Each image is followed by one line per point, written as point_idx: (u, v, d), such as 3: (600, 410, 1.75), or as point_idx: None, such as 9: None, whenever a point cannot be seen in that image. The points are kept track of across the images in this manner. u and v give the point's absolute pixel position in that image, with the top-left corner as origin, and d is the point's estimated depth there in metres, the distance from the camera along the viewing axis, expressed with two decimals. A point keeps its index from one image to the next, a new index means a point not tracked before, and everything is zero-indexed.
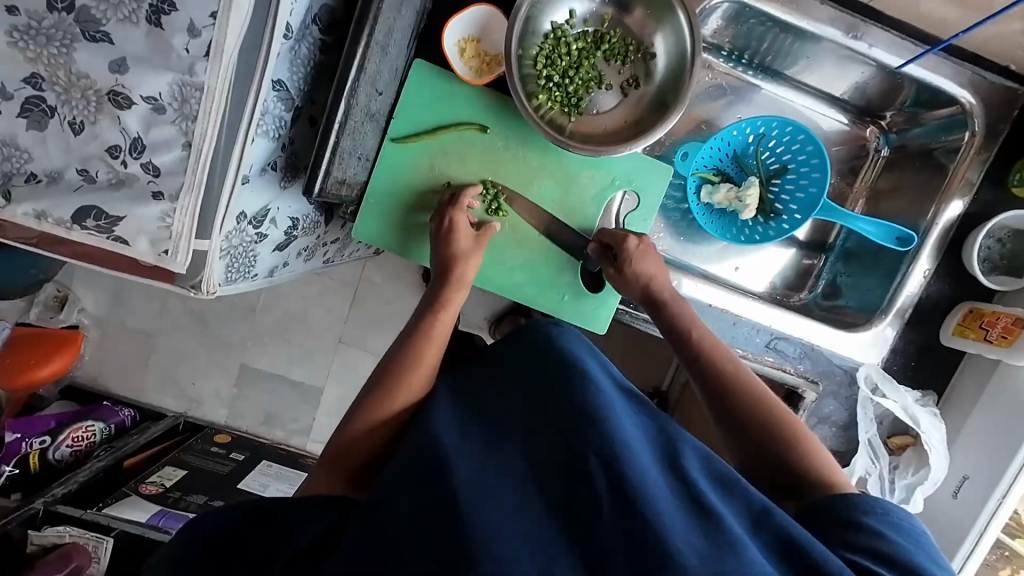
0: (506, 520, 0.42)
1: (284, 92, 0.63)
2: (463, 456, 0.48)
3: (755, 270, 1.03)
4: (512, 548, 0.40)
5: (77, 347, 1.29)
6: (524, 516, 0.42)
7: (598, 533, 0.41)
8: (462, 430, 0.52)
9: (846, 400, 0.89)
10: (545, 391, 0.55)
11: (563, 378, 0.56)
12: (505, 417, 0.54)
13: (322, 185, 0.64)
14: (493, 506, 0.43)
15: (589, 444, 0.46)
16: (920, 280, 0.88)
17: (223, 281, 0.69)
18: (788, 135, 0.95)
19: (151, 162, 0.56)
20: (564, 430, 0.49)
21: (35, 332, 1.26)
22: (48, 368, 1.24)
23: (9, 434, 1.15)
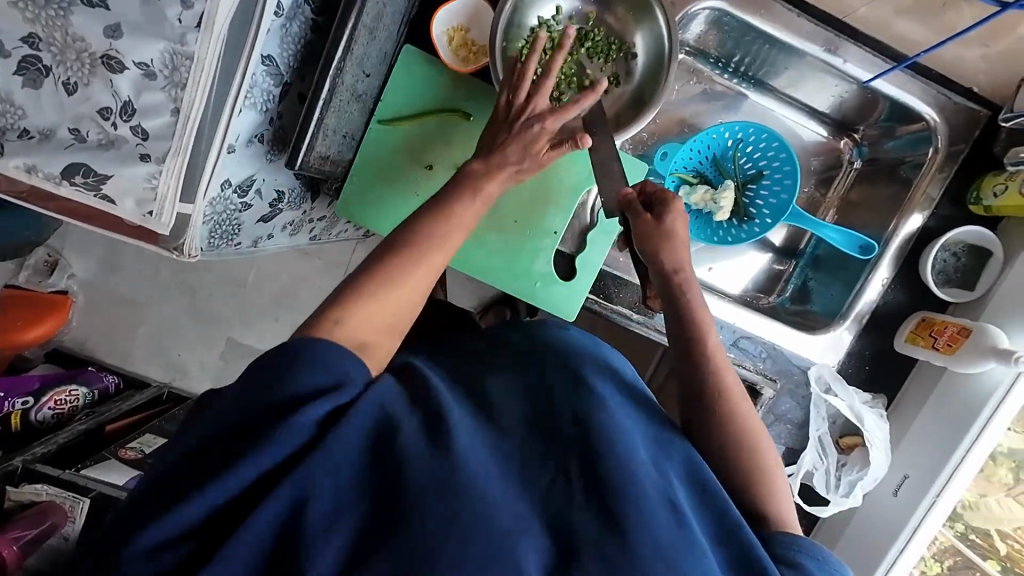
0: (492, 488, 0.42)
1: (273, 67, 0.66)
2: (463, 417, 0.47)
3: (728, 271, 1.07)
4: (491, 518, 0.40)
5: (66, 313, 1.30)
6: (506, 484, 0.43)
7: (573, 512, 0.42)
8: (454, 393, 0.52)
9: (802, 399, 0.93)
10: (551, 371, 0.55)
11: (568, 363, 0.56)
12: (503, 384, 0.54)
13: (304, 159, 0.67)
14: (482, 473, 0.43)
15: (586, 433, 0.47)
16: (879, 288, 0.92)
17: (206, 246, 0.72)
18: (765, 142, 0.98)
19: (140, 125, 0.59)
20: (559, 411, 0.50)
21: (23, 296, 1.28)
22: (37, 331, 1.26)
23: None
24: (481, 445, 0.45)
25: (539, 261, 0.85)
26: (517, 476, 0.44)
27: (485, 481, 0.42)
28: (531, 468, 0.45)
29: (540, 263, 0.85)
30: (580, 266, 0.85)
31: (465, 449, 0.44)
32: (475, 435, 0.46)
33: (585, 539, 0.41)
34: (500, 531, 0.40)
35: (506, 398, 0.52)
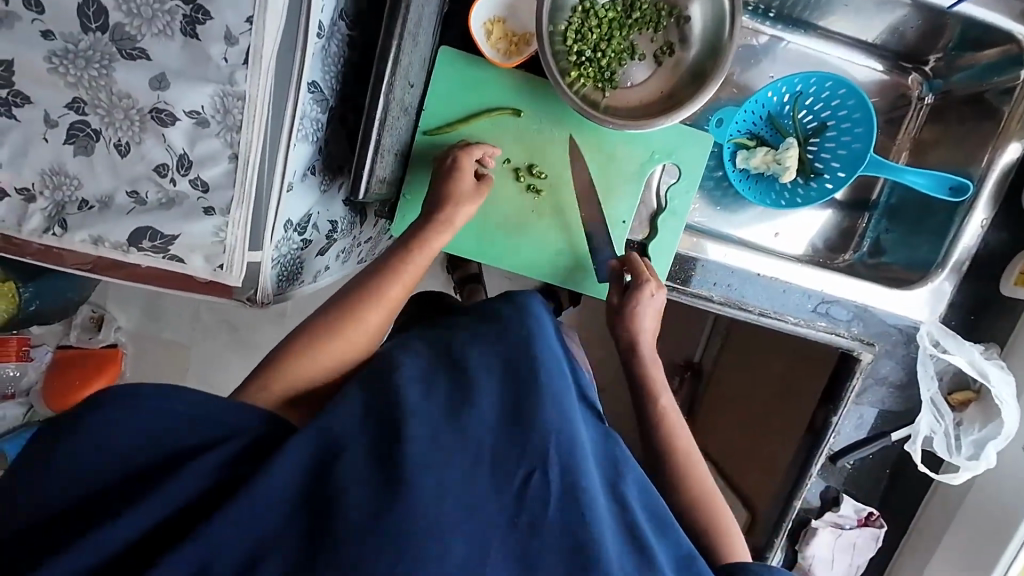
0: (449, 491, 0.43)
1: (319, 93, 0.62)
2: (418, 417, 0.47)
3: (794, 232, 1.00)
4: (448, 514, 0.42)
5: (118, 365, 1.29)
6: (469, 488, 0.44)
7: (536, 537, 0.44)
8: (425, 395, 0.50)
9: (904, 359, 0.88)
10: (516, 376, 0.53)
11: (532, 369, 0.54)
12: (469, 377, 0.53)
13: (366, 186, 0.63)
14: (433, 475, 0.43)
15: (547, 440, 0.48)
16: (977, 231, 0.85)
17: (276, 291, 0.69)
18: (828, 91, 0.91)
19: (199, 177, 0.56)
20: (522, 425, 0.49)
21: (74, 356, 1.29)
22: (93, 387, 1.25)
23: None
24: (441, 452, 0.45)
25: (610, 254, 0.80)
26: (484, 493, 0.44)
27: (443, 501, 0.42)
28: (499, 481, 0.45)
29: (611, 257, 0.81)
30: (654, 254, 0.80)
31: (424, 464, 0.43)
32: (435, 441, 0.46)
33: (547, 564, 0.43)
34: (462, 554, 0.41)
35: (477, 394, 0.51)
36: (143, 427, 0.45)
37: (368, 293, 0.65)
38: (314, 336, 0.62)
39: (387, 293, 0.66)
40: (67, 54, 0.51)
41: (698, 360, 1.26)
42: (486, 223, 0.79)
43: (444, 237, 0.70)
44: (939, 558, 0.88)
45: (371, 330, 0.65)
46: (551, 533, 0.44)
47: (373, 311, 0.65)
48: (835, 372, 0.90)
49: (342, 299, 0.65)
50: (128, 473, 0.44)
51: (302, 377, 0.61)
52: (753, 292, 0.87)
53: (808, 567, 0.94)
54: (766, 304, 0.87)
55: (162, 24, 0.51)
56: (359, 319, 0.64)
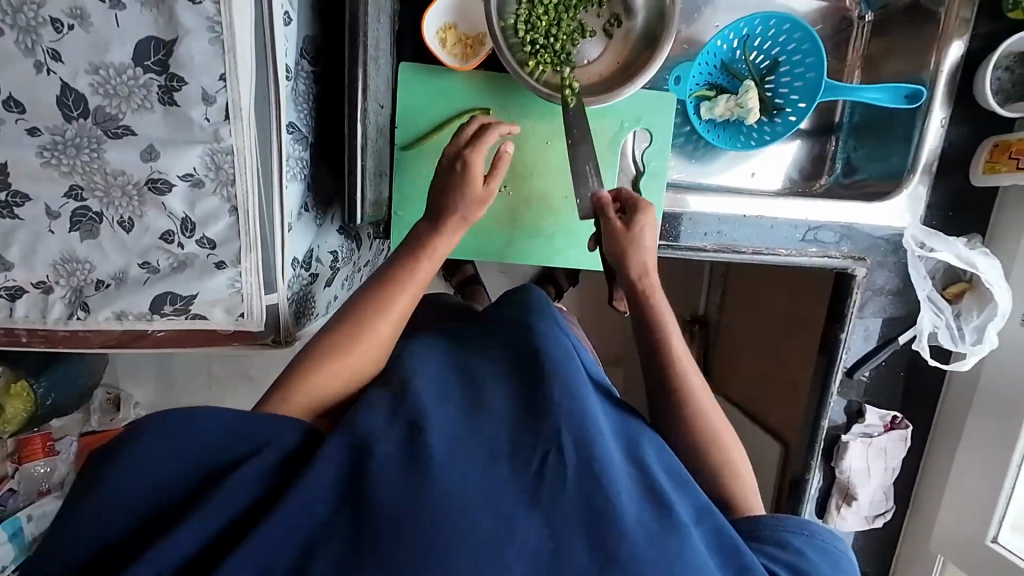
0: (473, 473, 0.46)
1: (298, 132, 0.64)
2: (439, 417, 0.51)
3: (770, 169, 1.04)
4: (473, 499, 0.44)
5: None
6: (494, 468, 0.47)
7: (557, 508, 0.45)
8: (439, 399, 0.54)
9: (896, 267, 0.93)
10: (527, 373, 0.57)
11: (537, 360, 0.58)
12: (484, 384, 0.57)
13: (362, 210, 0.66)
14: (457, 466, 0.46)
15: (561, 420, 0.50)
16: (939, 131, 0.89)
17: (296, 327, 0.71)
18: (773, 28, 0.94)
19: (204, 236, 0.58)
20: (533, 413, 0.52)
21: (102, 439, 1.26)
22: None
23: None
24: (464, 452, 0.48)
25: None
26: (503, 477, 0.46)
27: (470, 486, 0.45)
28: (518, 465, 0.47)
29: None
30: None
31: (448, 459, 0.47)
32: (457, 439, 0.49)
33: (575, 542, 0.44)
34: (493, 526, 0.43)
35: (490, 398, 0.55)
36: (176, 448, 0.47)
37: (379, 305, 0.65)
38: (329, 352, 0.61)
39: (395, 304, 0.66)
40: (56, 145, 0.53)
41: (704, 312, 1.35)
42: (479, 221, 0.82)
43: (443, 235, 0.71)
44: (966, 443, 0.92)
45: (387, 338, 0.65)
46: (569, 501, 0.45)
47: (382, 321, 0.64)
48: (835, 293, 0.94)
49: (349, 315, 0.65)
50: (163, 492, 0.47)
51: (322, 390, 0.60)
52: (743, 233, 0.91)
53: (846, 480, 0.98)
54: (757, 243, 0.91)
55: (141, 98, 0.53)
56: (372, 331, 0.63)
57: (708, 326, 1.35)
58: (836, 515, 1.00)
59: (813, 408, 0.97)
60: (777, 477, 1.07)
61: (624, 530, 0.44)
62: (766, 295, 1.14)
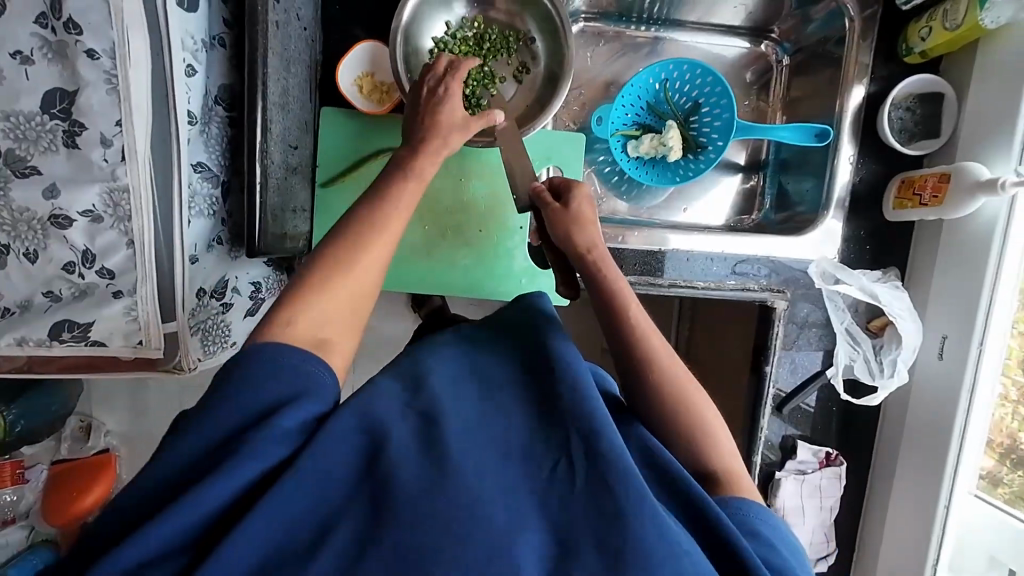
0: (482, 470, 0.44)
1: (207, 171, 0.69)
2: (456, 407, 0.49)
3: (707, 206, 1.07)
4: (485, 492, 0.42)
5: (113, 468, 1.33)
6: (503, 466, 0.44)
7: (565, 508, 0.43)
8: (454, 391, 0.51)
9: (817, 299, 0.93)
10: (534, 370, 0.53)
11: (546, 357, 0.53)
12: (497, 379, 0.54)
13: (263, 243, 0.69)
14: (468, 459, 0.44)
15: (571, 418, 0.47)
16: (850, 167, 0.91)
17: (202, 355, 0.73)
18: (689, 73, 1.00)
19: (103, 267, 0.62)
20: (547, 416, 0.48)
21: (70, 468, 1.31)
22: (93, 495, 1.29)
23: None
24: (477, 445, 0.46)
25: (516, 259, 0.86)
26: (515, 474, 0.44)
27: (485, 481, 0.43)
28: (528, 463, 0.45)
29: (519, 260, 0.87)
30: None
31: (462, 452, 0.45)
32: (467, 427, 0.47)
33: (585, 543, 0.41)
34: (502, 523, 0.41)
35: (499, 395, 0.51)
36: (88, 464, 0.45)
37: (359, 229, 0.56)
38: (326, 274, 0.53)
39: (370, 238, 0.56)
40: None
41: None
42: (399, 254, 0.85)
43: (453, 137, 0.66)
44: (900, 482, 0.89)
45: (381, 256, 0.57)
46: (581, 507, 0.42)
47: (373, 253, 0.55)
48: (760, 323, 0.94)
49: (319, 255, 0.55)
50: None
51: (314, 323, 0.52)
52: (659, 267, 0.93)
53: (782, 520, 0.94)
54: (674, 275, 0.93)
55: (47, 142, 0.58)
56: (368, 251, 0.55)
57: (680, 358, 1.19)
58: None
59: (744, 448, 0.95)
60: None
61: (643, 536, 0.41)
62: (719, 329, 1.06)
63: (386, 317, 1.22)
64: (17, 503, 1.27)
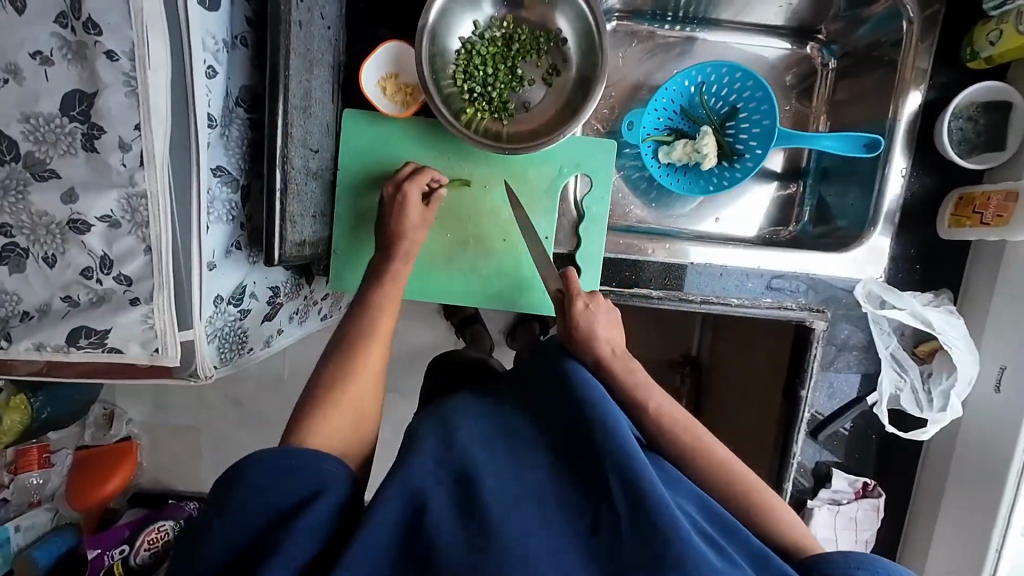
0: (529, 526, 0.47)
1: (226, 175, 0.67)
2: (491, 463, 0.53)
3: (737, 216, 1.01)
4: (533, 546, 0.46)
5: (134, 456, 1.36)
6: (546, 520, 0.48)
7: (615, 556, 0.46)
8: (483, 445, 0.55)
9: (860, 320, 0.88)
10: (565, 426, 0.57)
11: (576, 412, 0.57)
12: (523, 432, 0.57)
13: (282, 251, 0.66)
14: (514, 516, 0.48)
15: (607, 472, 0.51)
16: (901, 180, 0.85)
17: (219, 362, 0.71)
18: (728, 76, 0.94)
19: (121, 273, 0.61)
20: (581, 467, 0.52)
21: (93, 455, 1.33)
22: (115, 480, 1.32)
23: (90, 552, 1.21)
24: (515, 498, 0.50)
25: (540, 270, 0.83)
26: (561, 528, 0.48)
27: (529, 536, 0.47)
28: (572, 514, 0.49)
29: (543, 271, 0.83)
30: (582, 262, 0.83)
31: (502, 508, 0.48)
32: (493, 475, 0.51)
33: None
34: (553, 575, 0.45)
35: (533, 447, 0.55)
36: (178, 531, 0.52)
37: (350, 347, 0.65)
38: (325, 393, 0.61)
39: (377, 326, 0.67)
40: None
41: (696, 352, 1.30)
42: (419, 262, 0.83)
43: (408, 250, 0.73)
44: (944, 519, 0.84)
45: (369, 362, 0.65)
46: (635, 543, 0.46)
47: (374, 345, 0.66)
48: (795, 344, 0.89)
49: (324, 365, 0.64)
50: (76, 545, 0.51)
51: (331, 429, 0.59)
52: (690, 280, 0.88)
53: None
54: (705, 290, 0.88)
55: (66, 145, 0.56)
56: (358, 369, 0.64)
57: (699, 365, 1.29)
58: None
59: (774, 474, 0.91)
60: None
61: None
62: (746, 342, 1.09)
63: (405, 321, 1.19)
64: (44, 486, 1.29)
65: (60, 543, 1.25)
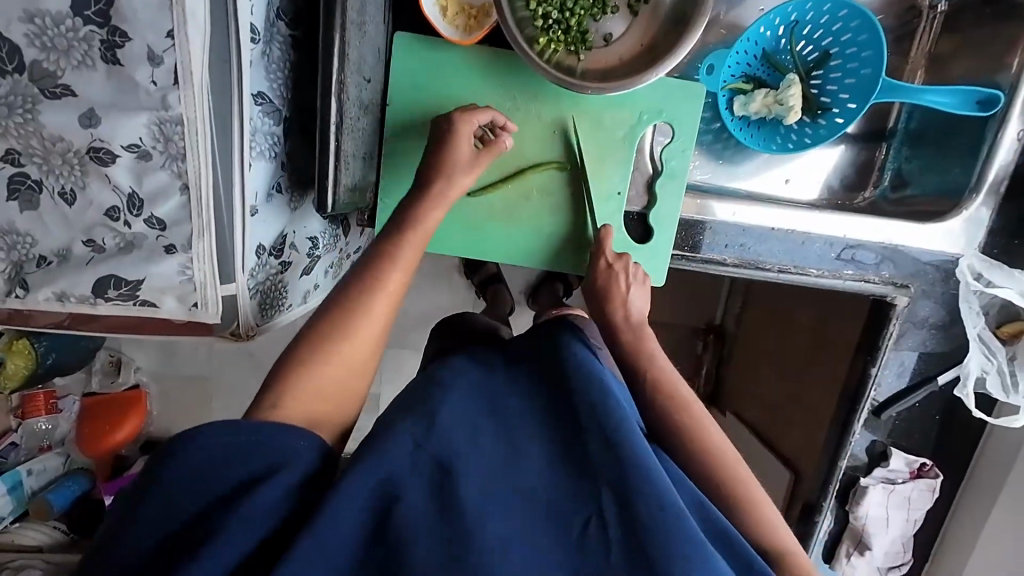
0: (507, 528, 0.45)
1: (268, 104, 0.57)
2: (479, 455, 0.50)
3: (806, 173, 0.91)
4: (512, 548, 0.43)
5: (144, 404, 1.29)
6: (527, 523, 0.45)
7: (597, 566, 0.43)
8: (470, 435, 0.52)
9: (943, 297, 0.82)
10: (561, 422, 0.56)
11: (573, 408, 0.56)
12: (520, 422, 0.56)
13: (335, 196, 0.58)
14: (495, 517, 0.45)
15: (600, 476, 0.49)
16: (1013, 146, 0.78)
17: (260, 320, 0.64)
18: (828, 15, 0.83)
19: (153, 215, 0.52)
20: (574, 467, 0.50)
21: (101, 403, 1.26)
22: (125, 429, 1.26)
23: (106, 498, 1.21)
24: (496, 496, 0.47)
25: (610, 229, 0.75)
26: (543, 533, 0.45)
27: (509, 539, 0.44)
28: (556, 519, 0.46)
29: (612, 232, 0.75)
30: (655, 223, 0.75)
31: (483, 505, 0.46)
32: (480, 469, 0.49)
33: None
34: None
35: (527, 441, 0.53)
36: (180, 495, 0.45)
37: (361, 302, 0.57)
38: (311, 341, 0.54)
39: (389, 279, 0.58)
40: None
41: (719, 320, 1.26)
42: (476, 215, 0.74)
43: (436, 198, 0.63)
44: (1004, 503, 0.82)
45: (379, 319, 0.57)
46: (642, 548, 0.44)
47: (380, 297, 0.57)
48: (870, 322, 0.85)
49: (320, 312, 0.56)
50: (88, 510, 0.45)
51: (309, 382, 0.52)
52: (769, 247, 0.80)
53: (861, 528, 0.90)
54: (784, 259, 0.80)
55: (81, 54, 0.46)
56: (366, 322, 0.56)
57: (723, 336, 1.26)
58: (845, 564, 0.92)
59: (832, 446, 0.88)
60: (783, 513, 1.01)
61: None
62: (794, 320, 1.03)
63: (435, 278, 1.11)
64: (54, 431, 1.25)
65: (72, 488, 1.22)
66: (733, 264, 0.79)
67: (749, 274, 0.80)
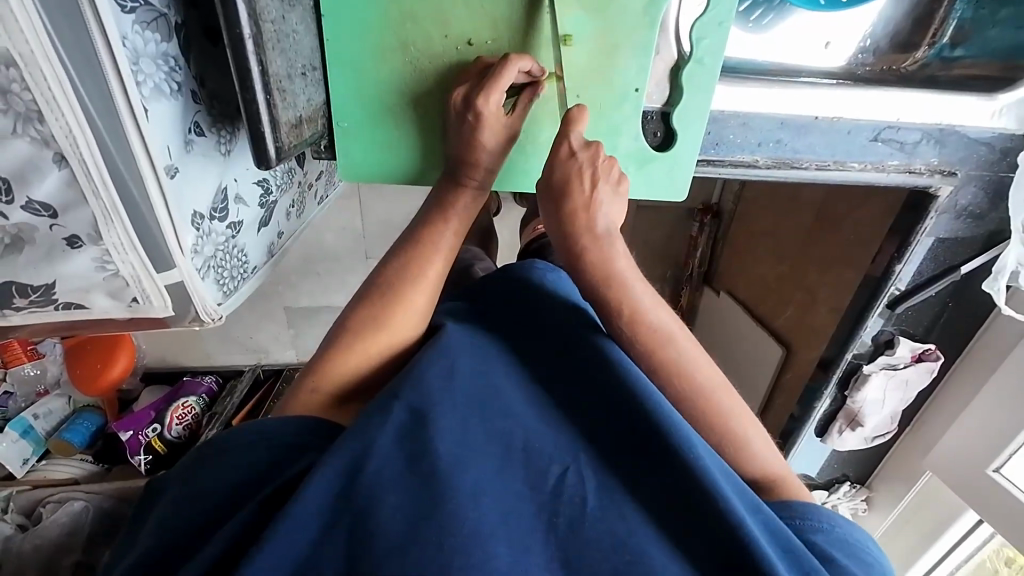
0: (487, 490, 0.43)
1: (144, 9, 0.39)
2: (444, 422, 0.46)
3: (849, 31, 0.74)
4: (489, 516, 0.41)
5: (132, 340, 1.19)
6: (514, 484, 0.45)
7: (578, 537, 0.42)
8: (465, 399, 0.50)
9: (990, 183, 0.74)
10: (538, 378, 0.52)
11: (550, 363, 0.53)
12: (506, 374, 0.52)
13: (272, 136, 0.43)
14: (477, 477, 0.43)
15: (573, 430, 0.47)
16: None
17: (223, 297, 0.54)
18: None
19: (32, 200, 0.38)
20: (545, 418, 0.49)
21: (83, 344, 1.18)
22: (120, 367, 1.17)
23: (124, 434, 1.19)
24: (481, 461, 0.45)
25: (624, 139, 0.61)
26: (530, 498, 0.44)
27: (489, 508, 0.42)
28: (534, 480, 0.45)
29: (625, 143, 0.62)
30: (679, 125, 0.61)
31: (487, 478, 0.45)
32: (480, 434, 0.47)
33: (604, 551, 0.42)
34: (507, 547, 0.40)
35: (507, 399, 0.50)
36: (215, 492, 0.45)
37: (382, 305, 0.55)
38: (355, 334, 0.55)
39: (403, 273, 0.56)
40: None
41: (717, 202, 1.21)
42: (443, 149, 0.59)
43: (460, 184, 0.57)
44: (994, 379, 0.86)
45: (403, 326, 0.56)
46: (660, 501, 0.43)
47: (422, 290, 0.56)
48: (905, 214, 0.78)
49: (356, 307, 0.56)
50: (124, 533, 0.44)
51: (352, 374, 0.55)
52: (809, 143, 0.68)
53: (857, 408, 0.95)
54: (824, 155, 0.69)
55: None
56: (394, 314, 0.55)
57: (720, 216, 1.23)
58: (836, 437, 1.00)
59: (843, 338, 0.89)
60: (774, 383, 1.09)
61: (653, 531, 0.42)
62: (799, 200, 1.01)
63: None
64: (45, 375, 1.20)
65: (88, 424, 1.23)
66: (762, 167, 0.68)
67: (781, 178, 0.69)
